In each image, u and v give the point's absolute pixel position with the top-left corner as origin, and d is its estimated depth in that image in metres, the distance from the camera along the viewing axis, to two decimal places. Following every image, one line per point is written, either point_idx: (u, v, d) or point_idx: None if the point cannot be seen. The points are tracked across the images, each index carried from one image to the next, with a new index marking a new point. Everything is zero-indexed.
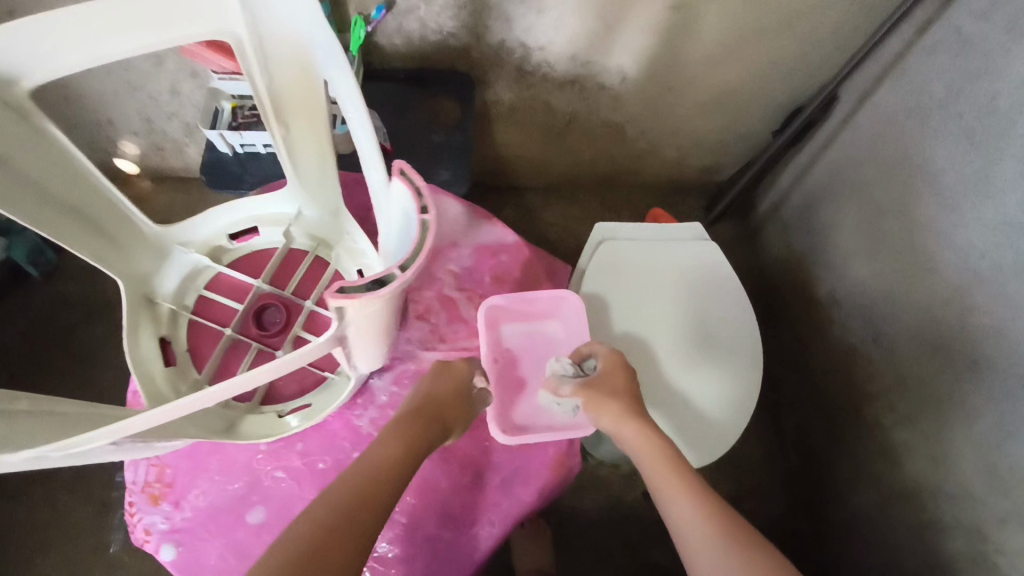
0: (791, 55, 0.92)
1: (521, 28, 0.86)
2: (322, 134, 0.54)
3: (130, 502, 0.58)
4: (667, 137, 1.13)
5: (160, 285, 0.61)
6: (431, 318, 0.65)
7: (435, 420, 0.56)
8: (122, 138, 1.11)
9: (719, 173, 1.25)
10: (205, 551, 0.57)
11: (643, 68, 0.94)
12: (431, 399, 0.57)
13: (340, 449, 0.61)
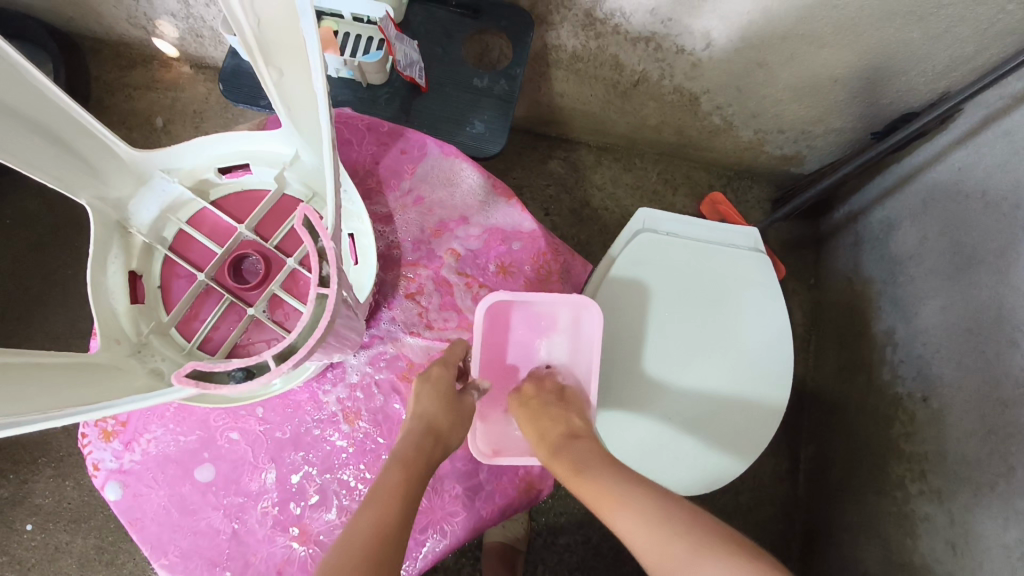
0: (917, 52, 0.77)
1: None
2: (307, 74, 0.46)
3: (83, 432, 0.54)
4: (746, 118, 0.99)
5: (136, 214, 0.56)
6: (422, 299, 0.59)
7: (431, 455, 0.48)
8: (158, 17, 1.04)
9: (800, 167, 1.10)
10: (148, 499, 0.53)
11: (735, 36, 0.80)
12: (426, 422, 0.49)
13: (301, 423, 0.55)
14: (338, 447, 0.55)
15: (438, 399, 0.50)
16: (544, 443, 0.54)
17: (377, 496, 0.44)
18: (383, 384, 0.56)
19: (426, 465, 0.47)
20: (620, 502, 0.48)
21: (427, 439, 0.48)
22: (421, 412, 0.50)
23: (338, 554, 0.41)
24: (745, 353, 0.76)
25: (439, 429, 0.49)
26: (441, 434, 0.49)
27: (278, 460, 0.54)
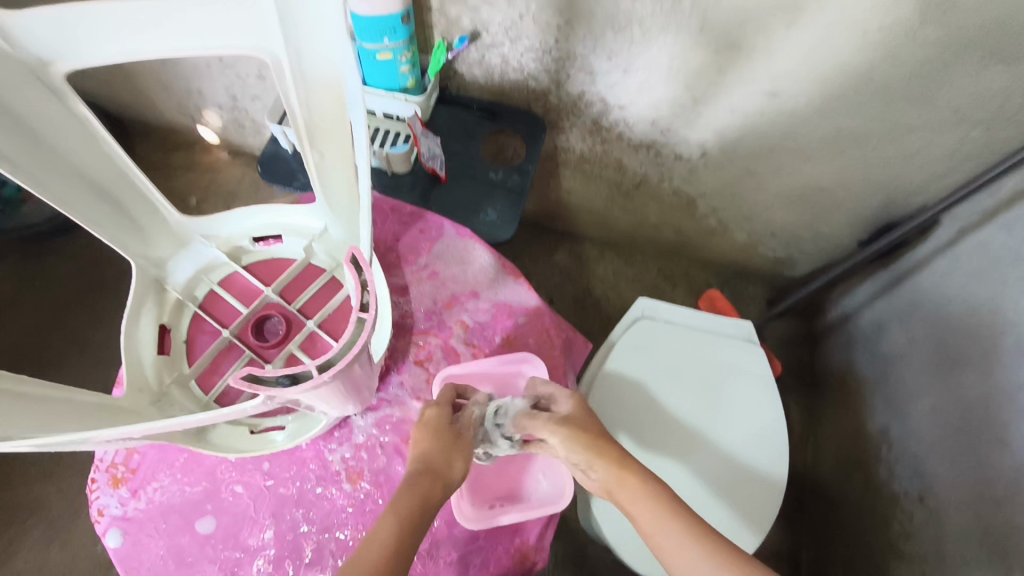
0: (892, 169, 0.84)
1: (605, 84, 0.84)
2: (347, 160, 0.52)
3: (92, 478, 0.56)
4: (740, 221, 1.06)
5: (173, 274, 0.61)
6: (429, 366, 0.62)
7: (431, 492, 0.49)
8: (206, 108, 1.15)
9: (792, 269, 1.16)
10: (146, 549, 0.54)
11: (727, 147, 0.89)
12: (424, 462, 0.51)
13: (304, 480, 0.56)
14: (339, 506, 0.56)
15: (439, 437, 0.53)
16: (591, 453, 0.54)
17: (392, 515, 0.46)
18: (388, 446, 0.58)
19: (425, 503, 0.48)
20: (678, 536, 0.48)
21: (434, 467, 0.51)
22: (419, 453, 0.52)
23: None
24: (740, 442, 0.77)
25: (437, 467, 0.51)
26: (440, 472, 0.51)
27: (278, 516, 0.55)
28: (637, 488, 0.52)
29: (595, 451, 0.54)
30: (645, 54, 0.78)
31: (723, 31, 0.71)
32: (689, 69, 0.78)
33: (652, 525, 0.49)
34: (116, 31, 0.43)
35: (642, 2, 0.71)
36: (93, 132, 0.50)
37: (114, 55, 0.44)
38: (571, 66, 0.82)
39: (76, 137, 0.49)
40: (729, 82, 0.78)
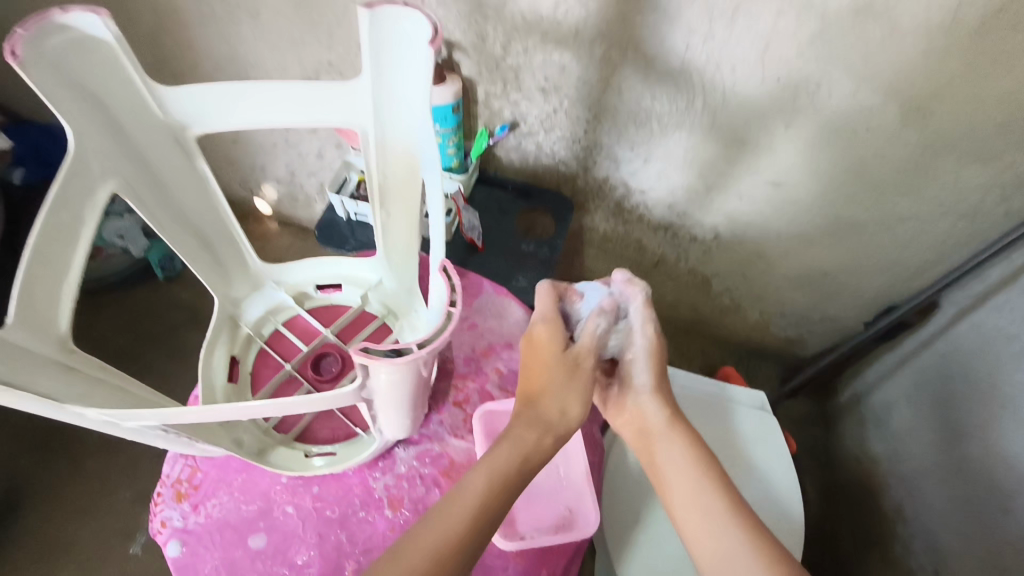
0: (890, 254, 0.92)
1: (628, 170, 0.95)
2: (412, 215, 0.62)
3: (158, 492, 0.62)
4: (752, 301, 1.14)
5: (246, 312, 0.69)
6: (467, 407, 0.68)
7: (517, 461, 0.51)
8: (265, 183, 1.28)
9: (803, 349, 1.21)
10: (202, 559, 0.59)
11: (738, 230, 0.98)
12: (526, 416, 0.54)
13: (350, 505, 0.62)
14: (380, 530, 0.61)
15: (575, 387, 0.56)
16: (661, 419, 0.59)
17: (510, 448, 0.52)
18: (427, 478, 0.63)
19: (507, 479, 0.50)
20: (713, 500, 0.53)
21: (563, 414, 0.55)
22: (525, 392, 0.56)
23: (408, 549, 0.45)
24: (752, 504, 0.84)
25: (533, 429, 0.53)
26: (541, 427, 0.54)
27: (323, 536, 0.60)
28: (683, 444, 0.57)
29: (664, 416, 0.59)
30: (663, 146, 0.89)
31: (731, 129, 0.82)
32: (702, 160, 0.88)
33: (693, 492, 0.54)
34: (241, 106, 0.53)
35: (661, 102, 0.82)
36: (203, 183, 0.59)
37: (234, 125, 0.54)
38: (598, 154, 0.94)
39: (187, 188, 0.59)
40: (737, 172, 0.88)
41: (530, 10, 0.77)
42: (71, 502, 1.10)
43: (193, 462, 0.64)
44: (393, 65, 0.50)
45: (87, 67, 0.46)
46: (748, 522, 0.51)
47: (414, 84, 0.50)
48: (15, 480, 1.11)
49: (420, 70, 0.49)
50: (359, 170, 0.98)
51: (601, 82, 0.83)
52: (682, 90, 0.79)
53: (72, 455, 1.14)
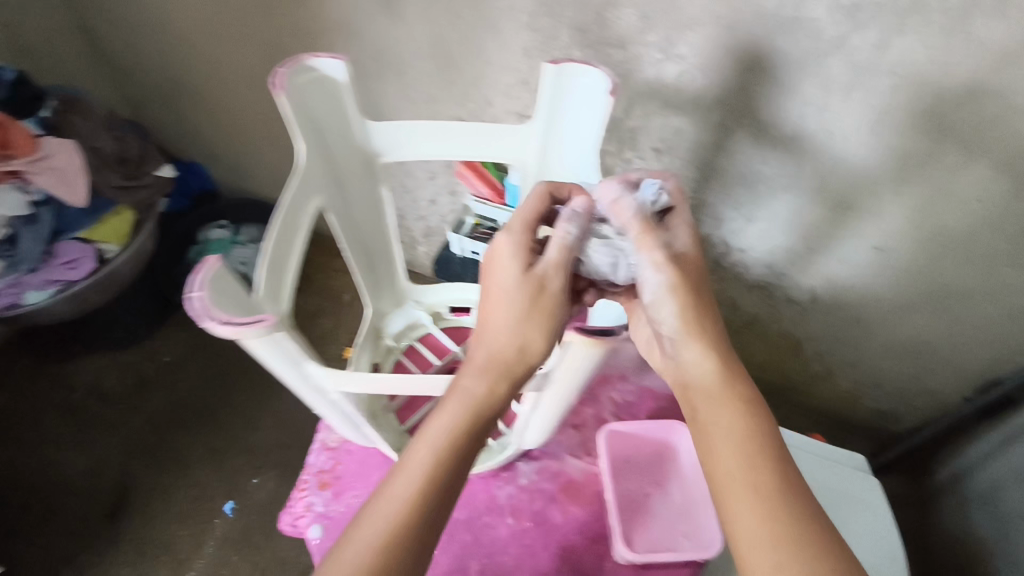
0: (996, 327, 0.92)
1: (729, 229, 1.01)
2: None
3: (303, 479, 0.69)
4: (845, 368, 1.14)
5: (388, 325, 0.76)
6: (584, 431, 0.74)
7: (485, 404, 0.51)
8: None
9: (897, 423, 1.19)
10: (341, 543, 0.65)
11: (836, 294, 1.01)
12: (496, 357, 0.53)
13: (475, 509, 0.68)
14: (501, 534, 0.66)
15: (539, 320, 0.53)
16: (714, 373, 0.55)
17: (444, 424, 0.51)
18: (546, 492, 0.69)
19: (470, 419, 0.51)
20: (736, 454, 0.51)
21: (508, 354, 0.53)
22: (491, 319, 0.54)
23: (388, 501, 0.47)
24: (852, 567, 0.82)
25: (504, 366, 0.52)
26: (505, 367, 0.53)
27: (450, 535, 0.66)
28: (724, 394, 0.54)
29: (716, 371, 0.54)
30: (768, 208, 0.94)
31: (838, 194, 0.87)
32: (805, 223, 0.93)
33: (738, 461, 0.50)
34: (428, 139, 0.62)
35: (770, 165, 0.88)
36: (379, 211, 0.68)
37: (417, 155, 0.63)
38: (702, 213, 1.01)
39: (366, 214, 0.68)
40: (840, 236, 0.93)
41: (655, 78, 0.86)
42: (177, 506, 1.17)
43: (334, 456, 0.71)
44: (560, 110, 0.59)
45: (317, 101, 0.56)
46: (795, 503, 0.48)
47: (578, 123, 0.59)
48: (129, 480, 1.20)
49: (587, 113, 0.57)
50: (475, 215, 1.08)
51: (714, 145, 0.90)
52: (793, 155, 0.86)
53: (178, 459, 1.23)
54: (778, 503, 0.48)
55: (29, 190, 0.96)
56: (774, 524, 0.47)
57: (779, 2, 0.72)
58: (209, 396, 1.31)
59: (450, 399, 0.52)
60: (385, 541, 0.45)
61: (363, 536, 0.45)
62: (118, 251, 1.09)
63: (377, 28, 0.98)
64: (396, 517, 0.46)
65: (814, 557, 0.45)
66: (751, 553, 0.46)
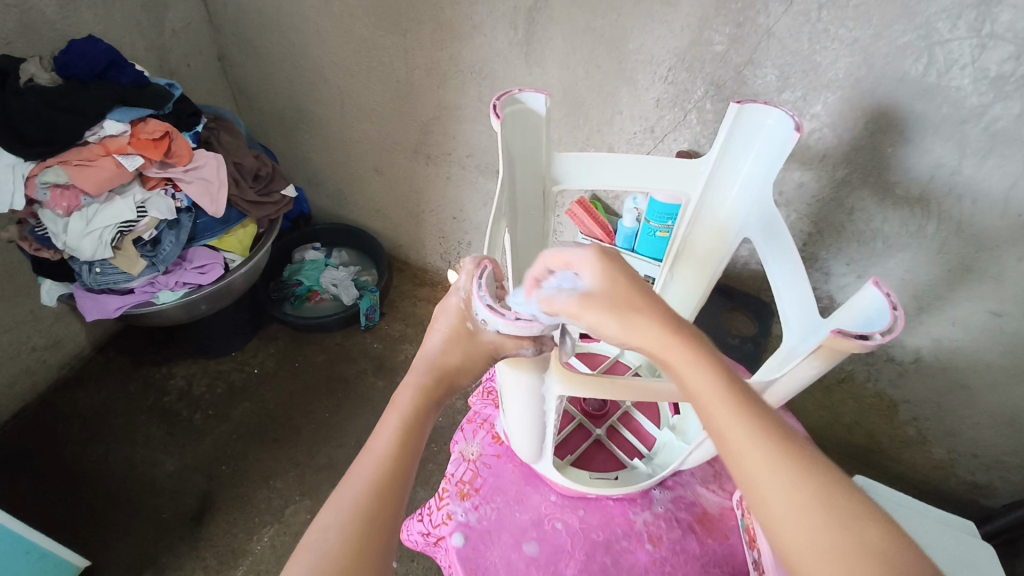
0: None
1: (836, 285, 1.03)
2: (706, 276, 0.73)
3: (444, 488, 0.70)
4: (941, 435, 1.13)
5: None
6: (715, 464, 0.74)
7: (430, 394, 0.53)
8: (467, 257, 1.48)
9: (993, 499, 1.16)
10: (484, 553, 0.64)
11: (941, 356, 1.02)
12: (437, 365, 0.54)
13: (613, 532, 0.66)
14: (642, 560, 0.65)
15: (464, 350, 0.54)
16: (673, 346, 0.45)
17: (393, 420, 0.49)
18: (683, 521, 0.68)
19: (420, 407, 0.51)
20: (763, 452, 0.41)
21: (448, 366, 0.54)
22: (440, 352, 0.54)
23: (350, 492, 0.44)
24: None
25: (446, 369, 0.54)
26: (442, 375, 0.54)
27: (591, 555, 0.65)
28: (710, 373, 0.44)
29: (680, 349, 0.45)
30: (881, 266, 0.96)
31: (959, 257, 0.88)
32: (921, 281, 0.94)
33: (743, 436, 0.42)
34: (602, 171, 0.65)
35: (892, 224, 0.91)
36: (543, 241, 0.72)
37: (590, 184, 0.66)
38: (810, 267, 1.04)
39: (532, 242, 0.71)
40: (956, 297, 0.93)
41: None
42: (260, 516, 1.18)
43: (474, 467, 0.71)
44: (736, 146, 0.62)
45: (516, 128, 0.60)
46: (817, 465, 0.41)
47: (753, 162, 0.62)
48: (211, 485, 1.21)
49: (766, 152, 0.60)
50: (583, 252, 1.13)
51: (835, 201, 0.93)
52: (918, 214, 0.87)
53: (260, 469, 1.24)
54: (796, 478, 0.40)
55: (177, 196, 1.02)
56: (807, 499, 0.39)
57: (924, 70, 0.75)
58: (295, 409, 1.34)
59: (404, 396, 0.51)
60: (355, 534, 0.42)
61: (316, 545, 0.41)
62: (240, 261, 1.14)
63: (514, 71, 1.06)
64: (356, 504, 0.43)
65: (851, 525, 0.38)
66: (792, 545, 0.39)
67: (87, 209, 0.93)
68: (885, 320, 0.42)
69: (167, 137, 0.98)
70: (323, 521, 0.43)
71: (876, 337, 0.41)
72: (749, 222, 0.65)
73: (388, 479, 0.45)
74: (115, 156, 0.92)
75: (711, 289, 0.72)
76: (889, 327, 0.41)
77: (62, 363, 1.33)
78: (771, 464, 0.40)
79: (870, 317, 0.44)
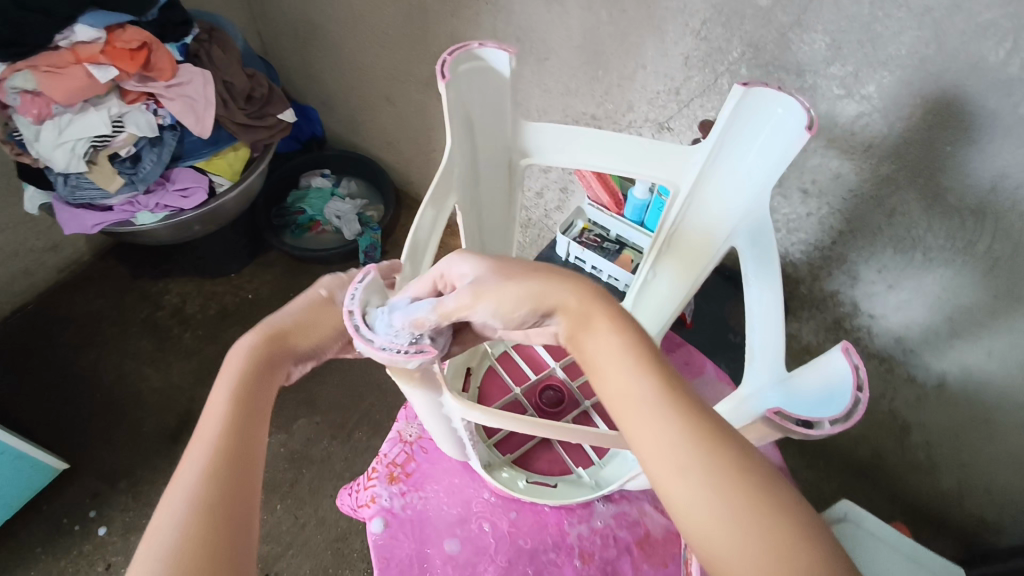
0: None
1: (863, 291, 0.91)
2: (690, 278, 0.63)
3: (374, 468, 0.66)
4: (952, 465, 1.03)
5: None
6: None
7: (272, 357, 0.48)
8: None
9: (999, 539, 1.06)
10: (399, 544, 0.61)
11: (967, 384, 0.90)
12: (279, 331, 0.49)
13: (542, 541, 0.62)
14: None
15: (308, 318, 0.51)
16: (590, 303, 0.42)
17: (230, 388, 0.43)
18: (621, 541, 0.62)
19: (264, 370, 0.46)
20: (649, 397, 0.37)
21: (287, 330, 0.50)
22: (277, 319, 0.50)
23: (195, 469, 0.37)
24: None
25: (287, 332, 0.50)
26: (286, 338, 0.49)
27: (512, 564, 0.60)
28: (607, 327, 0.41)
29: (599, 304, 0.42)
30: (916, 279, 0.84)
31: (1009, 283, 0.75)
32: (958, 303, 0.82)
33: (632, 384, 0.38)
34: (577, 151, 0.56)
35: (936, 234, 0.78)
36: (509, 219, 0.64)
37: (562, 163, 0.57)
38: (836, 267, 0.92)
39: (496, 218, 0.63)
40: (997, 326, 0.81)
41: (827, 114, 0.76)
42: None
43: (409, 449, 0.67)
44: (738, 134, 0.51)
45: (474, 89, 0.52)
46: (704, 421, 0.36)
47: (754, 156, 0.52)
48: (192, 405, 1.22)
49: (774, 146, 0.50)
50: (587, 219, 1.04)
51: (873, 199, 0.80)
52: (968, 228, 0.74)
53: None
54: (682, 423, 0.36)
55: (159, 112, 0.96)
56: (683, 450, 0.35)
57: (1007, 58, 0.60)
58: None
59: (234, 369, 0.45)
60: (214, 501, 0.36)
61: (162, 531, 0.34)
62: (229, 186, 1.09)
63: (531, 7, 0.94)
64: (207, 474, 0.37)
65: (743, 467, 0.34)
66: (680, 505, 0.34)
67: (60, 118, 0.89)
68: (843, 401, 0.38)
69: (146, 47, 0.91)
70: (168, 504, 0.36)
71: (827, 425, 0.37)
72: (742, 225, 0.55)
73: (238, 445, 0.40)
74: (86, 65, 0.86)
75: (692, 293, 0.63)
76: (840, 415, 0.37)
77: (61, 265, 1.35)
78: (652, 413, 0.36)
79: (831, 388, 0.39)
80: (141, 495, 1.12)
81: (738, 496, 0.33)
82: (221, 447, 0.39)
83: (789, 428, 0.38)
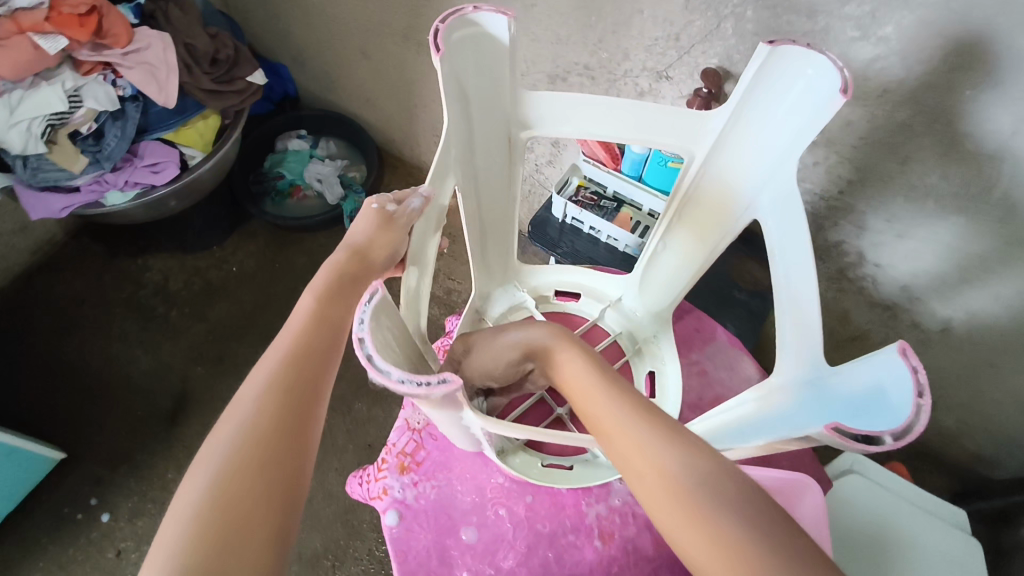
0: None
1: (870, 240, 0.89)
2: (704, 249, 0.60)
3: (383, 459, 0.64)
4: (952, 406, 1.04)
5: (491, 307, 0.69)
6: None
7: (349, 271, 0.50)
8: None
9: (995, 473, 1.09)
10: (416, 536, 0.60)
11: (972, 330, 0.90)
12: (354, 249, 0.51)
13: (560, 524, 0.61)
14: (587, 560, 0.59)
15: (380, 234, 0.52)
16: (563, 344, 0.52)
17: (306, 305, 0.48)
18: (640, 518, 0.61)
19: (334, 290, 0.49)
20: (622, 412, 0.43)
21: (361, 248, 0.51)
22: (354, 235, 0.52)
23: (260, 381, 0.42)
24: None
25: (358, 248, 0.51)
26: (362, 254, 0.51)
27: (531, 549, 0.60)
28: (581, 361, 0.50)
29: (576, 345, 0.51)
30: (926, 228, 0.82)
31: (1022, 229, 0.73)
32: (969, 250, 0.80)
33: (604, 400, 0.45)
34: (586, 119, 0.52)
35: (950, 181, 0.75)
36: (510, 194, 0.60)
37: (569, 133, 0.53)
38: (842, 217, 0.88)
39: (495, 193, 0.59)
40: (1008, 271, 0.79)
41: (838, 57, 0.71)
42: None
43: (417, 437, 0.65)
44: (760, 96, 0.48)
45: (469, 58, 0.47)
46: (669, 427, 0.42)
47: (778, 120, 0.48)
48: (187, 386, 1.20)
49: (800, 109, 0.46)
50: (582, 176, 0.99)
51: (885, 147, 0.76)
52: (986, 173, 0.71)
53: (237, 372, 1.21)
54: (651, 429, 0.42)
55: (119, 83, 0.89)
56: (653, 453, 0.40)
57: None
58: (274, 313, 1.29)
59: (318, 279, 0.49)
60: (277, 416, 0.41)
61: (228, 434, 0.39)
62: (201, 157, 1.02)
63: None
64: (270, 389, 0.42)
65: (703, 462, 0.39)
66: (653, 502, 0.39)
67: (11, 96, 0.81)
68: (902, 413, 0.37)
69: (95, 11, 0.82)
70: (238, 409, 0.41)
71: (888, 440, 0.36)
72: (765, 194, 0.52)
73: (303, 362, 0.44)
74: (31, 35, 0.78)
75: (707, 264, 0.60)
76: (903, 429, 0.36)
77: (32, 248, 1.28)
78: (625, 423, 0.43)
79: (890, 395, 0.39)
80: (143, 480, 1.10)
81: (694, 482, 0.38)
82: (287, 360, 0.44)
83: (847, 445, 0.37)
